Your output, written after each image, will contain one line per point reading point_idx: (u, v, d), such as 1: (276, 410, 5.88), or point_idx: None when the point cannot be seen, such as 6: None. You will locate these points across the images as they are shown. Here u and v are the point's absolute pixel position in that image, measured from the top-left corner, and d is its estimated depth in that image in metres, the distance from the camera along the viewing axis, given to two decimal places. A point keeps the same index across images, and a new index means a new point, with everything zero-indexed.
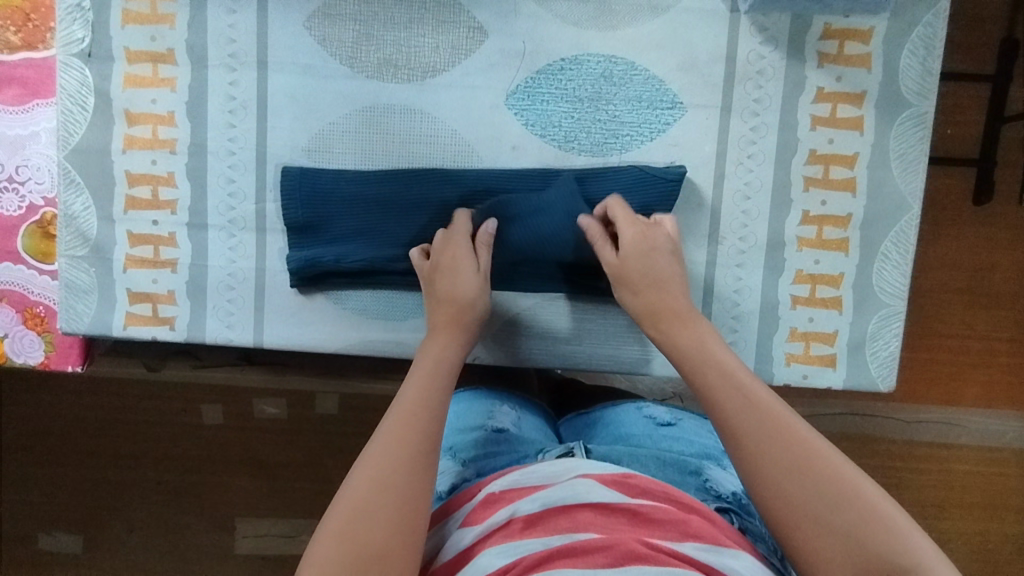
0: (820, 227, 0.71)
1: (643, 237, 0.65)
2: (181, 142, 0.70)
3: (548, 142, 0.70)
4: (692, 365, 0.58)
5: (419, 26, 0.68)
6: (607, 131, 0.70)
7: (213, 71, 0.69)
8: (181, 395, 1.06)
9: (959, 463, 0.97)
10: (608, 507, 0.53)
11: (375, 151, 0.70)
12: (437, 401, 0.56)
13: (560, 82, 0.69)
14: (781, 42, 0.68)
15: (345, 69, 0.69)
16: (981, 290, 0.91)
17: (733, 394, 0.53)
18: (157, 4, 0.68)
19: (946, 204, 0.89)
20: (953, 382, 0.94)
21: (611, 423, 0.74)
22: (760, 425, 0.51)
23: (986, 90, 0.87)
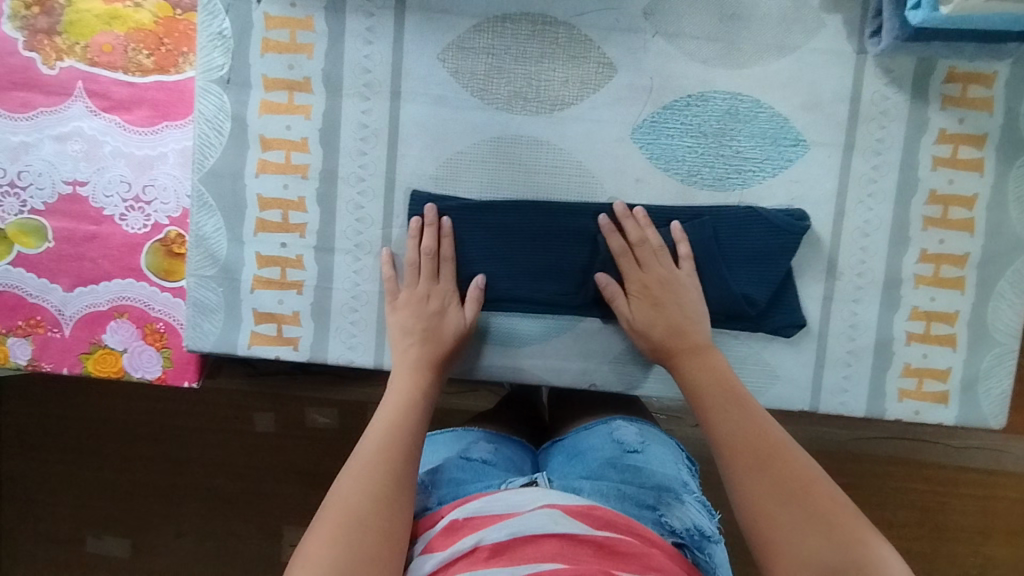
0: (937, 265, 0.72)
1: (658, 284, 0.69)
2: (312, 167, 0.72)
3: (672, 176, 0.71)
4: (700, 384, 0.66)
5: (550, 61, 0.70)
6: (732, 165, 0.71)
7: (347, 99, 0.71)
8: (234, 404, 1.08)
9: (1005, 490, 1.03)
10: (574, 538, 0.57)
11: (502, 181, 0.72)
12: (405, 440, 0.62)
13: (686, 118, 0.71)
14: (906, 84, 0.69)
15: (476, 100, 0.71)
16: None
17: (739, 417, 0.63)
18: (296, 33, 0.70)
19: None
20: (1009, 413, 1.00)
21: (580, 452, 0.76)
22: (751, 436, 0.61)
23: None
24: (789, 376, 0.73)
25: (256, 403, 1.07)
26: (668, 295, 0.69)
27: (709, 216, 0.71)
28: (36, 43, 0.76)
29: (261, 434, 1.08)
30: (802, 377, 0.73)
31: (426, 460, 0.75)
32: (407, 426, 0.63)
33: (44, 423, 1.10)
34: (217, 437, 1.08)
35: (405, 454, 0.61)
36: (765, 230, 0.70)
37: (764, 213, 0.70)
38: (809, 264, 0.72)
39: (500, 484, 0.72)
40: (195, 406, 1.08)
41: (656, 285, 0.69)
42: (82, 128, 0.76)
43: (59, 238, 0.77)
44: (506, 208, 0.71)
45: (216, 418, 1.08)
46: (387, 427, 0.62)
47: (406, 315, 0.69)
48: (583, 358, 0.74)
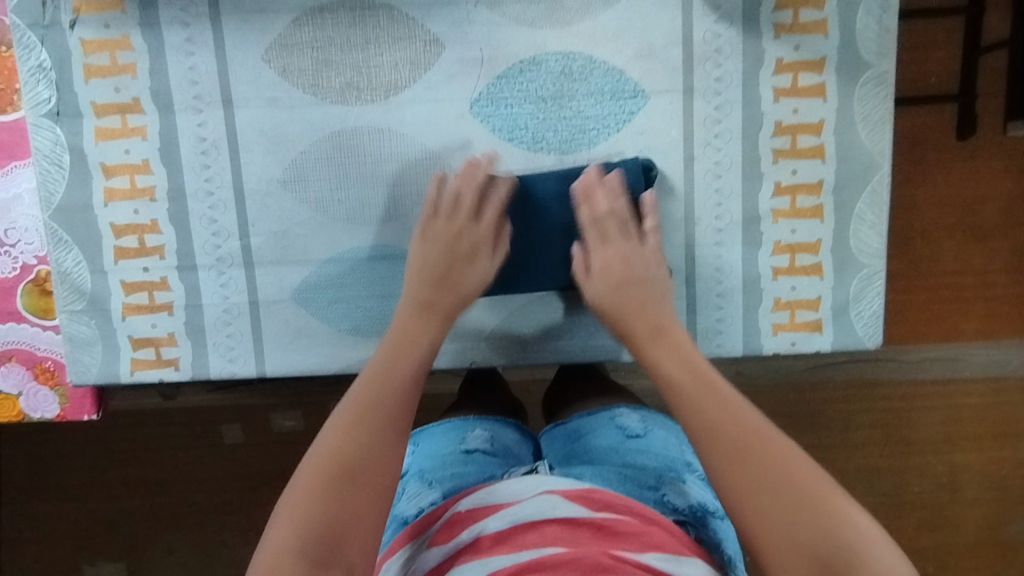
0: (794, 197, 0.72)
1: (620, 262, 0.66)
2: (160, 188, 0.71)
3: (518, 143, 0.71)
4: (667, 369, 0.57)
5: (376, 46, 0.69)
6: (575, 126, 0.70)
7: (180, 115, 0.70)
8: (196, 419, 1.06)
9: (967, 397, 1.02)
10: (572, 521, 0.52)
11: (350, 176, 0.71)
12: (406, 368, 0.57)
13: (521, 84, 0.70)
14: (736, 18, 0.69)
15: (309, 97, 0.70)
16: (973, 225, 0.95)
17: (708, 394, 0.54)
18: (115, 55, 0.69)
19: (930, 140, 0.93)
20: (951, 320, 0.97)
21: (581, 436, 0.72)
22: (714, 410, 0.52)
23: (961, 22, 0.89)
24: None
25: (220, 415, 1.06)
26: (632, 278, 0.65)
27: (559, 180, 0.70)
28: None
29: (232, 446, 1.07)
30: None
31: (428, 453, 0.71)
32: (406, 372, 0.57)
33: (10, 463, 1.09)
34: (189, 453, 1.07)
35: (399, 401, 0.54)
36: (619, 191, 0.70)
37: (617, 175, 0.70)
38: (667, 216, 0.72)
39: (502, 476, 0.68)
40: (162, 426, 1.07)
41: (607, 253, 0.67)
42: None
43: None
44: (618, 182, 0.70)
45: (182, 435, 1.06)
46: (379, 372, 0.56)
47: (436, 241, 0.66)
48: (460, 339, 0.74)
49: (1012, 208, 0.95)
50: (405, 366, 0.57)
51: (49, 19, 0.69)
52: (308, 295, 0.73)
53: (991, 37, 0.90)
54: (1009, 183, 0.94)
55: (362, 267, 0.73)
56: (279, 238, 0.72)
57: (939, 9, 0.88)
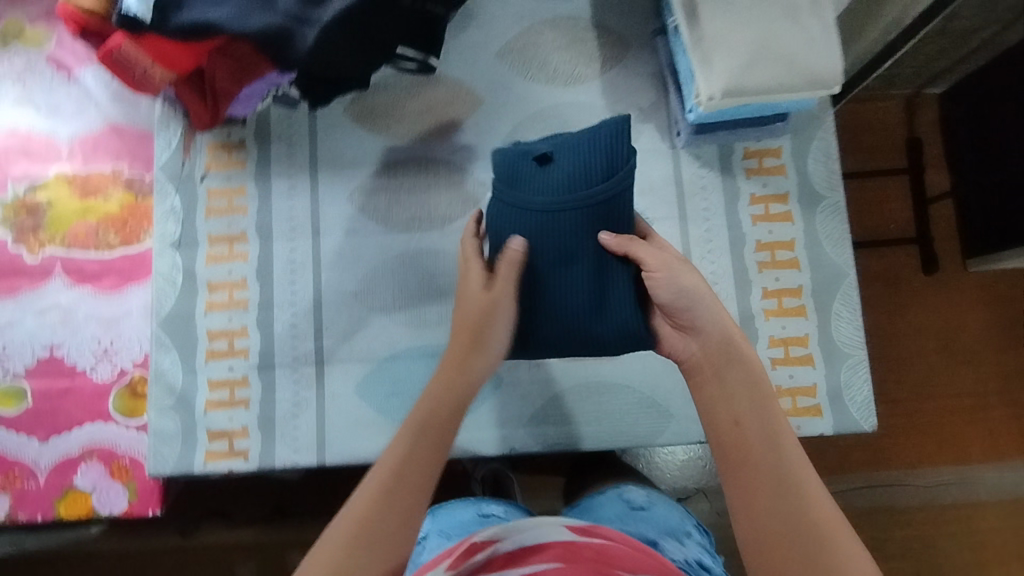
0: (780, 299, 0.86)
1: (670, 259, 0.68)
2: (252, 300, 0.86)
3: (531, 214, 0.68)
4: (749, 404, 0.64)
5: (436, 189, 0.89)
6: (578, 172, 0.68)
7: (277, 242, 0.88)
8: (213, 558, 1.04)
9: (984, 521, 1.12)
10: (570, 544, 0.59)
11: (411, 288, 0.86)
12: (440, 430, 0.63)
13: (513, 155, 0.71)
14: (714, 165, 0.89)
15: (381, 227, 0.88)
16: (958, 347, 1.15)
17: (788, 450, 0.60)
18: (232, 199, 0.89)
19: (904, 273, 1.17)
20: (960, 441, 1.13)
21: (591, 507, 0.81)
22: (801, 473, 0.59)
23: (906, 179, 1.19)
24: (681, 413, 0.85)
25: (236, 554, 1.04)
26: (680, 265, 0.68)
27: (556, 192, 0.68)
28: (22, 238, 0.92)
29: None
30: (692, 412, 0.84)
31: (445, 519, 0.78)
32: (438, 427, 0.63)
33: None
34: None
35: (429, 460, 0.61)
36: (597, 156, 0.68)
37: (597, 146, 0.68)
38: None
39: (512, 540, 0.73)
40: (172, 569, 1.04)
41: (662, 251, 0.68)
42: (59, 300, 0.91)
43: (36, 396, 0.89)
44: (599, 146, 0.68)
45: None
46: (402, 459, 0.60)
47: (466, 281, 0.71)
48: (500, 427, 0.84)
49: (991, 333, 1.16)
50: (422, 463, 0.60)
51: (186, 174, 0.89)
52: (369, 388, 0.84)
53: (934, 190, 1.18)
54: (979, 311, 1.16)
55: (416, 363, 0.85)
56: (348, 339, 0.85)
57: (878, 172, 1.18)
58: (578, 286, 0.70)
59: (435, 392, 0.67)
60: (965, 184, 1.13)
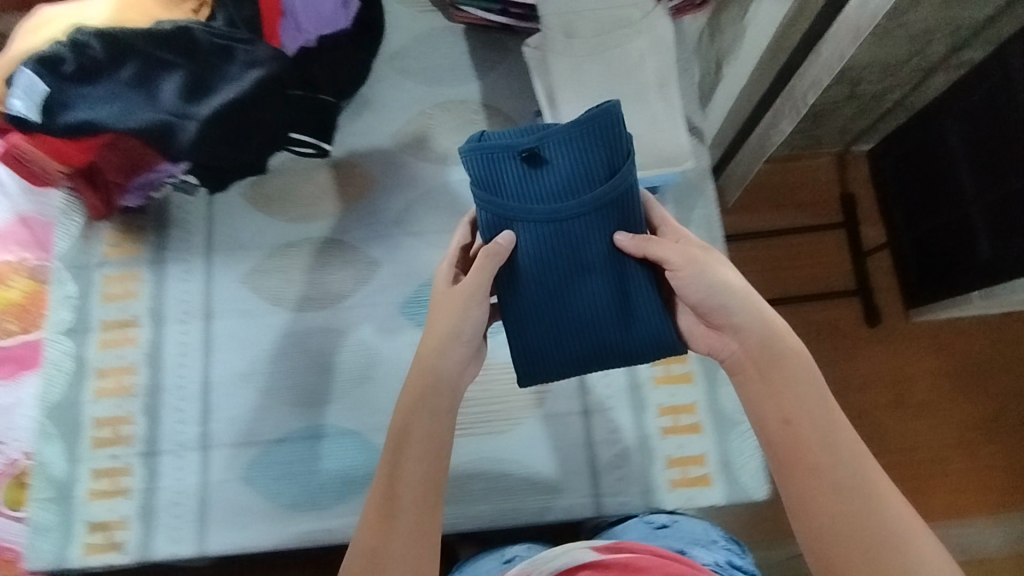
0: (667, 366, 0.86)
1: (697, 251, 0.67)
2: (140, 386, 0.86)
3: (536, 222, 0.69)
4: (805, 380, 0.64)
5: (329, 267, 0.90)
6: (575, 172, 0.68)
7: (169, 326, 0.88)
8: None
9: None
10: (602, 565, 0.61)
11: (300, 368, 0.87)
12: (443, 440, 0.66)
13: (497, 151, 0.67)
14: None
15: (273, 307, 0.89)
16: (908, 399, 1.25)
17: (843, 438, 0.62)
18: (128, 285, 0.90)
19: (848, 325, 1.29)
20: (947, 485, 1.21)
21: (619, 533, 0.78)
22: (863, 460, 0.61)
23: (842, 232, 1.33)
24: (571, 488, 0.82)
25: None
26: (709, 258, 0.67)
27: (563, 191, 0.68)
28: None
29: None
30: (582, 487, 0.82)
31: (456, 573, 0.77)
32: (433, 439, 0.66)
33: None
34: None
35: (421, 469, 0.65)
36: (592, 154, 0.67)
37: (593, 141, 0.67)
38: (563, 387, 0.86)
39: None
40: None
41: (681, 245, 0.68)
42: None
43: None
44: (597, 140, 0.68)
45: None
46: (393, 475, 0.65)
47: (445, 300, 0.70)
48: None
49: (936, 389, 1.25)
50: (427, 470, 0.65)
51: (83, 261, 0.91)
52: (253, 473, 0.83)
53: (871, 244, 1.32)
54: (926, 364, 1.26)
55: (300, 444, 0.84)
56: (235, 422, 0.85)
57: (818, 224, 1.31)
58: (603, 291, 0.72)
59: (411, 404, 0.67)
60: (900, 242, 1.26)
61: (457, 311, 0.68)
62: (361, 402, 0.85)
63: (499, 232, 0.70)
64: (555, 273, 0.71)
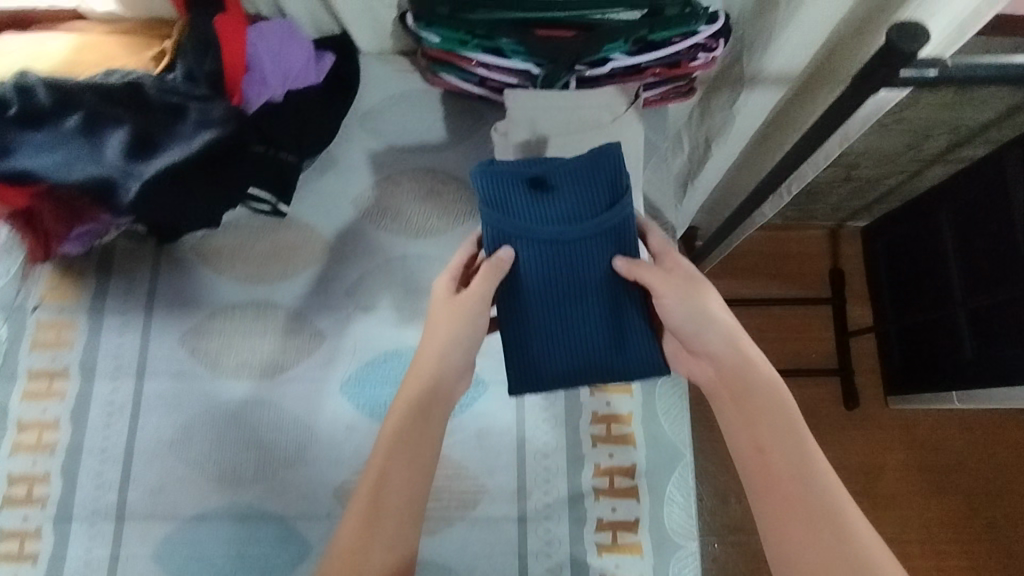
0: (611, 477, 0.82)
1: (683, 277, 0.72)
2: (61, 444, 0.82)
3: (536, 242, 0.73)
4: (766, 405, 0.67)
5: (271, 335, 0.87)
6: (580, 203, 0.74)
7: (98, 382, 0.85)
8: None
9: None
10: None
11: (228, 441, 0.83)
12: (434, 415, 0.71)
13: (505, 177, 0.73)
14: None
15: (208, 372, 0.85)
16: (876, 489, 1.35)
17: (793, 447, 0.65)
18: (60, 333, 0.86)
19: (824, 405, 1.39)
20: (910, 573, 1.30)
21: None
22: (823, 474, 0.63)
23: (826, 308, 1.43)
24: None
25: None
26: (691, 282, 0.72)
27: (568, 220, 0.74)
28: None
29: None
30: None
31: None
32: (427, 405, 0.71)
33: None
34: None
35: (418, 449, 0.68)
36: (598, 186, 0.73)
37: (597, 175, 0.73)
38: (501, 489, 0.82)
39: None
40: None
41: (670, 272, 0.73)
42: None
43: None
44: (602, 173, 0.73)
45: None
46: (389, 451, 0.68)
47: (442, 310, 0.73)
48: None
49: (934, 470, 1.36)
50: (418, 448, 0.68)
51: (18, 304, 0.87)
52: (168, 551, 0.79)
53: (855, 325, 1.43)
54: (898, 452, 1.37)
55: (219, 525, 0.80)
56: (154, 492, 0.81)
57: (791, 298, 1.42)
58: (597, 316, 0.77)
59: (412, 396, 0.71)
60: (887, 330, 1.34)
61: (460, 321, 0.72)
62: (289, 484, 0.82)
63: (500, 247, 0.73)
64: (559, 282, 0.75)
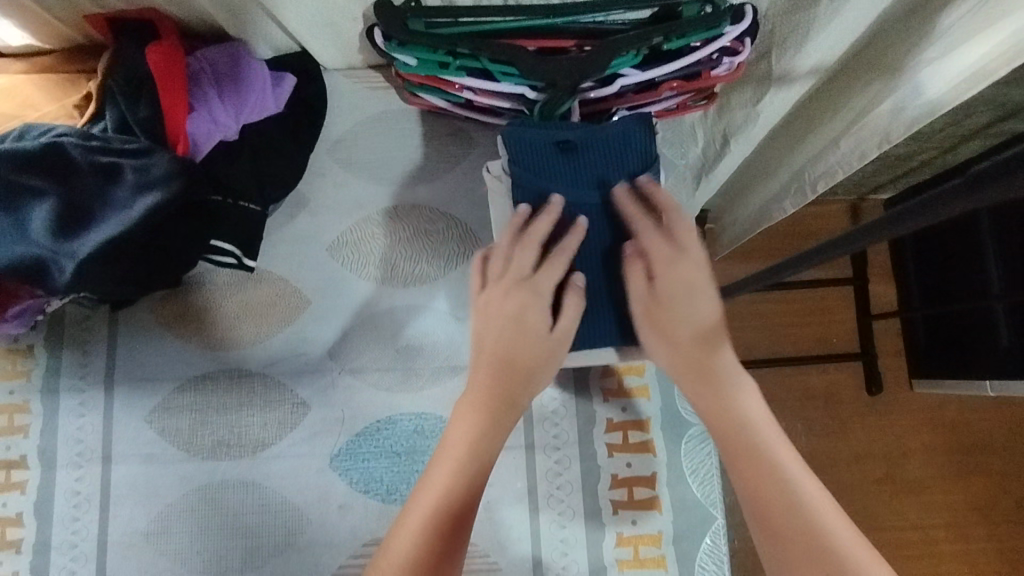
0: (636, 547, 0.76)
1: (669, 264, 0.60)
2: (26, 541, 0.75)
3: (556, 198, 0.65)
4: (750, 444, 0.56)
5: (249, 407, 0.78)
6: (611, 158, 0.65)
7: (61, 469, 0.76)
8: None
9: None
10: None
11: (211, 528, 0.75)
12: (482, 449, 0.59)
13: (537, 138, 0.64)
14: (569, 385, 0.79)
15: (182, 452, 0.77)
16: (901, 478, 1.06)
17: (790, 488, 0.53)
18: (13, 417, 0.77)
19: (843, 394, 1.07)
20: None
21: None
22: (824, 519, 0.51)
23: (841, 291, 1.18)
24: None
25: None
26: (681, 251, 0.60)
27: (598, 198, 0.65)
28: None
29: None
30: None
31: None
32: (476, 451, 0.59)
33: None
34: None
35: (466, 494, 0.57)
36: (634, 151, 0.65)
37: (629, 131, 0.65)
38: (515, 565, 0.76)
39: None
40: None
41: (668, 248, 0.61)
42: None
43: None
44: (636, 129, 0.65)
45: None
46: (440, 496, 0.56)
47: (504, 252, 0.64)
48: None
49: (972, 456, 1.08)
50: (462, 500, 0.57)
51: None
52: None
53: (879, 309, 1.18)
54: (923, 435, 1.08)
55: None
56: None
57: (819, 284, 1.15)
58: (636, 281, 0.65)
59: (467, 431, 0.59)
60: None
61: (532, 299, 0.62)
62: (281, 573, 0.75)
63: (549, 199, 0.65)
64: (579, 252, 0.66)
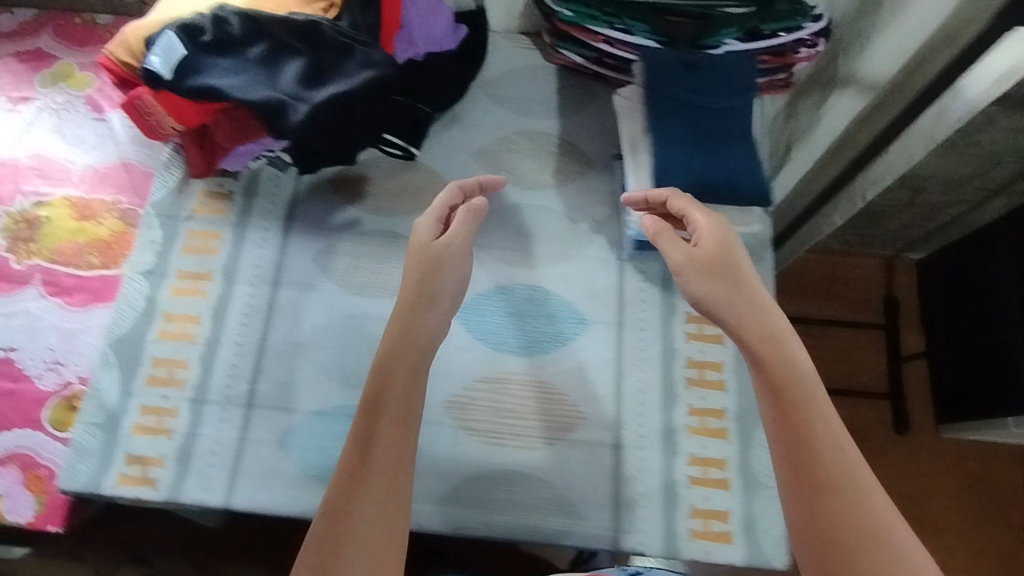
0: (703, 418, 0.89)
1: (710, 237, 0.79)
2: (202, 335, 0.91)
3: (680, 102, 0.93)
4: (795, 395, 0.67)
5: (394, 261, 0.96)
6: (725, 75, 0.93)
7: (239, 285, 0.94)
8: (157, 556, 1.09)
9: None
10: None
11: (350, 348, 0.91)
12: (380, 438, 0.67)
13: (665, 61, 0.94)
14: (656, 282, 0.96)
15: (335, 287, 0.94)
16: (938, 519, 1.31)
17: (830, 442, 0.65)
18: (209, 241, 0.96)
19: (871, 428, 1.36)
20: None
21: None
22: (851, 470, 0.63)
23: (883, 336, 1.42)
24: (593, 515, 0.84)
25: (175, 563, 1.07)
26: (716, 230, 0.79)
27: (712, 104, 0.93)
28: (14, 246, 1.01)
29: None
30: (602, 518, 0.84)
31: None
32: (385, 438, 0.67)
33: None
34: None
35: (381, 478, 0.65)
36: (742, 72, 0.93)
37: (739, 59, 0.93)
38: (598, 417, 0.88)
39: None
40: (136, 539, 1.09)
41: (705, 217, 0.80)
42: (29, 307, 0.98)
43: None
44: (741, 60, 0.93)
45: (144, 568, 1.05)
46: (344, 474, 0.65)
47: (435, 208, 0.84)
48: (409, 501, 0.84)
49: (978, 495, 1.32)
50: (379, 486, 0.64)
51: (174, 212, 0.98)
52: (290, 440, 0.86)
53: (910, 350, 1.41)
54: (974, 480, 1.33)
55: (341, 424, 0.87)
56: (283, 386, 0.89)
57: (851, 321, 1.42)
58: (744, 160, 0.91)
59: (369, 421, 0.68)
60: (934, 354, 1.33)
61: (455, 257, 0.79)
62: None
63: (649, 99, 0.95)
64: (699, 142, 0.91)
